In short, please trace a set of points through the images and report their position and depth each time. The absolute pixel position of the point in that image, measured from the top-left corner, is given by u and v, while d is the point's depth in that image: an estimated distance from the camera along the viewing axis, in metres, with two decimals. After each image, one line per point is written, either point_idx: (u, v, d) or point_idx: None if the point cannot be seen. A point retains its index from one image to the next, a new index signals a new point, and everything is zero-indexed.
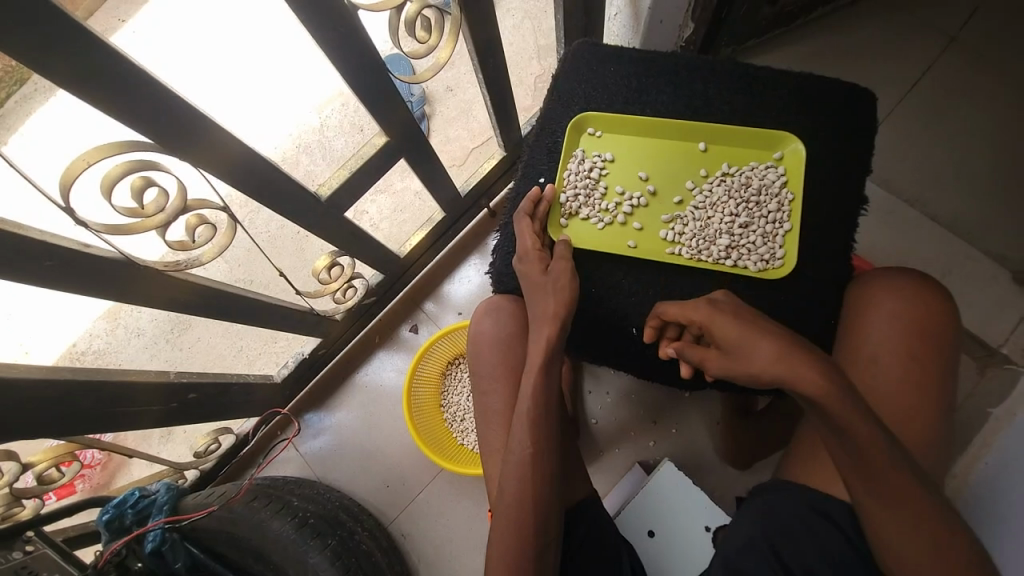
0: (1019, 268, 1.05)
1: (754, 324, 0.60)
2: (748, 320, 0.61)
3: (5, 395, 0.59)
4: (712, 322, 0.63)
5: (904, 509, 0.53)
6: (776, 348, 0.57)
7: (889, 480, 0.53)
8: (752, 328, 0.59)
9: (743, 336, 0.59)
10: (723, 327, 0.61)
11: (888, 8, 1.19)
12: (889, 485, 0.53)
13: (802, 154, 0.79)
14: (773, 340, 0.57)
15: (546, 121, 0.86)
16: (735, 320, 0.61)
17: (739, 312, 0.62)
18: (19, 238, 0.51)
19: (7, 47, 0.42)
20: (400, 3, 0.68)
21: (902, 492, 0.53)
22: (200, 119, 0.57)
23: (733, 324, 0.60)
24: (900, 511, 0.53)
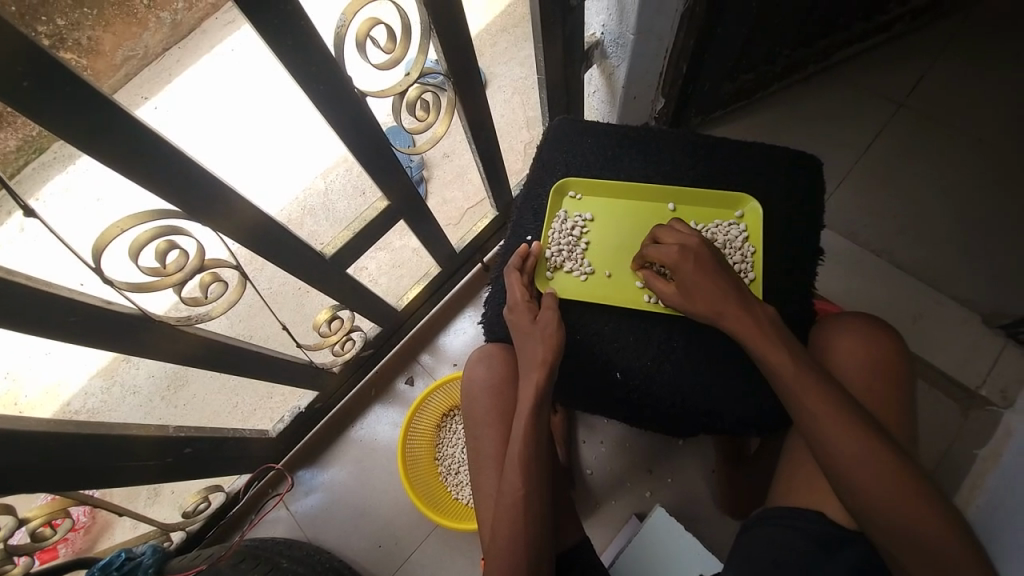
0: (985, 311, 1.11)
1: (712, 275, 0.75)
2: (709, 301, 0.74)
3: (10, 448, 0.61)
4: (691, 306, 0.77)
5: (886, 498, 0.57)
6: (737, 315, 0.71)
7: (865, 477, 0.58)
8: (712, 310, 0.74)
9: (701, 292, 0.74)
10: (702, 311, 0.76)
11: (836, 83, 1.34)
12: (867, 480, 0.58)
13: (760, 212, 0.87)
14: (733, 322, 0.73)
15: (532, 185, 0.94)
16: (704, 271, 0.75)
17: (703, 263, 0.76)
18: (51, 295, 0.55)
19: (61, 131, 0.47)
20: (403, 90, 0.78)
21: (868, 478, 0.58)
22: (221, 189, 0.64)
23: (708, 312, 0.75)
24: (885, 501, 0.57)
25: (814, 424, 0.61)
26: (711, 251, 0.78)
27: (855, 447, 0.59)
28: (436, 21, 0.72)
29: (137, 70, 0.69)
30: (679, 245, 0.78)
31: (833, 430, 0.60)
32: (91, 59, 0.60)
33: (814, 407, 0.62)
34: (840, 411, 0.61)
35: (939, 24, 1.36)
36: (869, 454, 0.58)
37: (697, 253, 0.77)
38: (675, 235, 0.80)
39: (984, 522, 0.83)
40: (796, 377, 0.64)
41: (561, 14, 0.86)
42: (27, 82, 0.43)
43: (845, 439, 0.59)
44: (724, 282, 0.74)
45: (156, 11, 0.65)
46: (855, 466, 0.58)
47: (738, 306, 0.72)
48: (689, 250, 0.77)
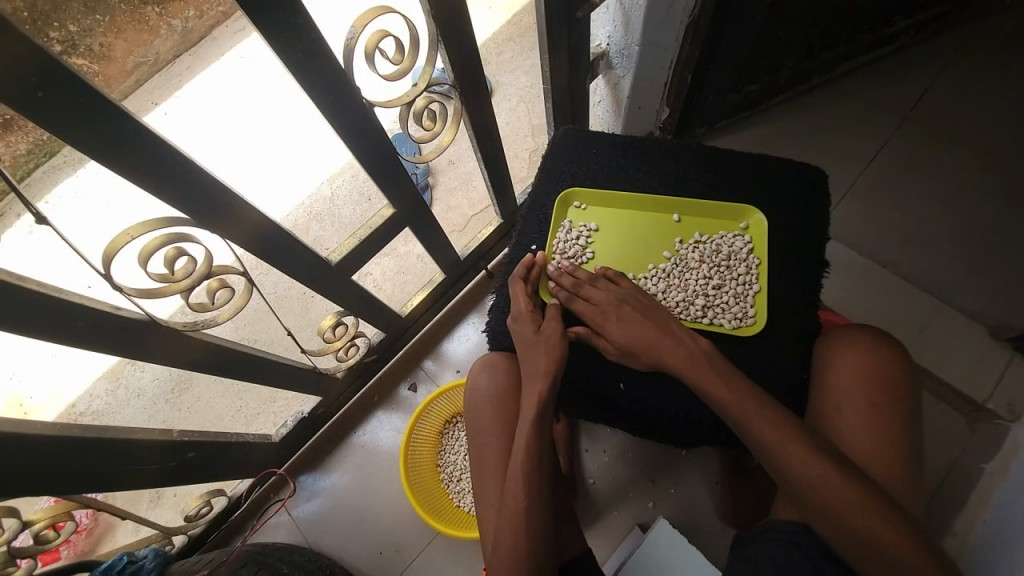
0: (993, 324, 1.11)
1: (646, 324, 0.77)
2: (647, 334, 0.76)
3: (17, 451, 0.61)
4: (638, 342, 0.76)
5: (857, 524, 0.58)
6: (681, 359, 0.72)
7: (832, 504, 0.59)
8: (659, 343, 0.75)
9: (642, 342, 0.76)
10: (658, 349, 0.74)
11: (842, 94, 1.34)
12: (836, 507, 0.59)
13: (765, 224, 0.88)
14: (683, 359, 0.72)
15: (537, 194, 0.94)
16: (636, 326, 0.77)
17: (628, 315, 0.78)
18: (61, 302, 0.56)
19: (71, 139, 0.48)
20: (410, 100, 0.79)
21: (851, 504, 0.58)
22: (230, 197, 0.64)
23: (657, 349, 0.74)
24: (855, 528, 0.58)
25: (774, 456, 0.62)
26: (636, 299, 0.80)
27: (816, 475, 0.60)
28: (444, 33, 0.73)
29: (146, 77, 0.71)
30: (600, 304, 0.80)
31: (790, 460, 0.61)
32: (103, 65, 0.61)
33: (771, 440, 0.63)
34: (796, 442, 0.62)
35: (945, 36, 1.36)
36: (834, 482, 0.59)
37: (624, 306, 0.79)
38: (599, 292, 0.82)
39: (990, 539, 0.82)
40: (752, 410, 0.65)
41: (567, 25, 0.87)
42: (42, 91, 0.44)
43: (807, 470, 0.60)
44: (661, 330, 0.76)
45: (168, 19, 0.68)
46: (834, 493, 0.59)
47: (678, 350, 0.73)
48: (619, 303, 0.79)
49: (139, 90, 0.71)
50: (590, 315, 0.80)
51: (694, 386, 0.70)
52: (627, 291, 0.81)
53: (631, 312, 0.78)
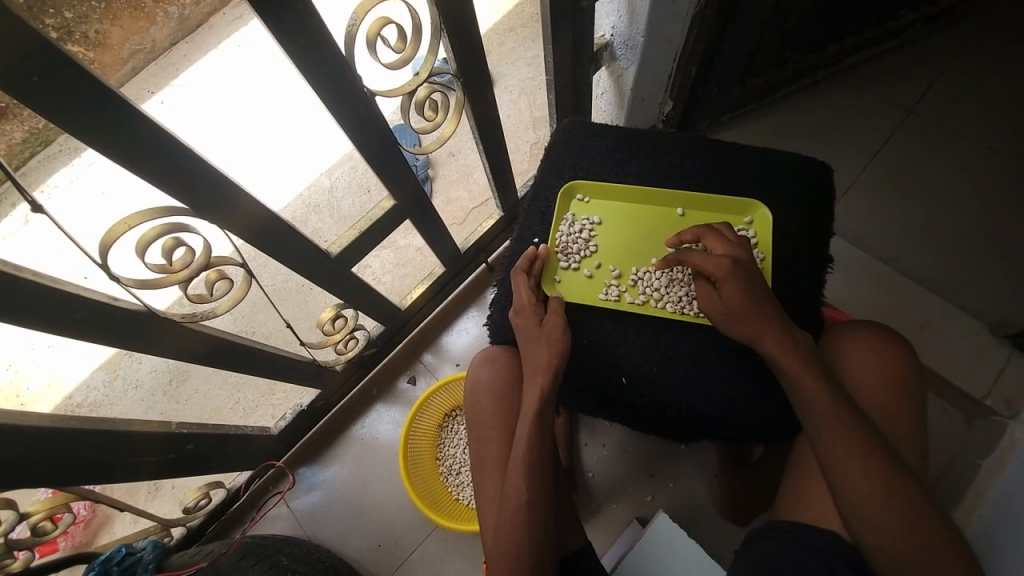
0: (993, 321, 1.11)
1: (758, 293, 0.73)
2: (754, 301, 0.72)
3: (13, 442, 0.60)
4: (750, 309, 0.71)
5: (886, 513, 0.58)
6: (778, 334, 0.69)
7: (866, 492, 0.59)
8: (756, 310, 0.71)
9: (745, 307, 0.72)
10: (763, 323, 0.70)
11: (845, 88, 1.33)
12: (867, 495, 0.59)
13: (770, 219, 0.87)
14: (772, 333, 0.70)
15: (539, 187, 0.93)
16: (751, 291, 0.72)
17: (750, 281, 0.73)
18: (58, 293, 0.55)
19: (72, 129, 0.47)
20: (411, 90, 0.78)
21: (857, 493, 0.59)
22: (230, 189, 0.64)
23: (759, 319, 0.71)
24: (884, 516, 0.58)
25: (825, 436, 0.62)
26: (755, 270, 0.76)
27: (860, 460, 0.60)
28: (446, 21, 0.72)
29: (144, 63, 0.71)
30: (727, 258, 0.75)
31: (840, 443, 0.61)
32: (98, 53, 0.60)
33: (824, 419, 0.63)
34: (847, 424, 0.62)
35: (950, 30, 1.35)
36: (876, 469, 0.59)
37: (746, 269, 0.74)
38: (724, 246, 0.78)
39: (987, 533, 0.82)
40: (812, 388, 0.65)
41: (571, 15, 0.85)
42: (37, 76, 0.43)
43: (851, 454, 0.60)
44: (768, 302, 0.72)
45: (163, 5, 0.70)
46: (856, 480, 0.60)
47: (779, 328, 0.70)
48: (738, 263, 0.74)
49: (136, 77, 0.70)
50: (705, 265, 0.76)
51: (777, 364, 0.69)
52: (750, 258, 0.76)
53: (753, 274, 0.74)
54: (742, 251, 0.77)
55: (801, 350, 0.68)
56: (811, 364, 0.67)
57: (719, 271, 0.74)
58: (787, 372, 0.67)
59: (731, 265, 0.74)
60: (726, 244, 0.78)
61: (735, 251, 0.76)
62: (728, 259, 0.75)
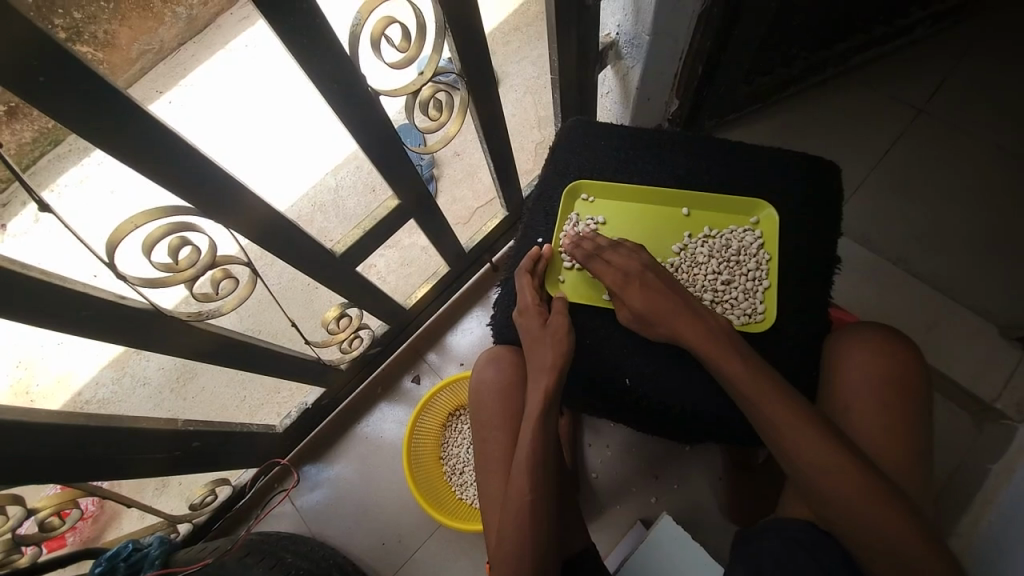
0: (1004, 323, 1.09)
1: (664, 293, 0.76)
2: (667, 311, 0.74)
3: (23, 439, 0.61)
4: (663, 319, 0.74)
5: (859, 511, 0.58)
6: (695, 334, 0.72)
7: (835, 490, 0.59)
8: (678, 320, 0.73)
9: (655, 311, 0.75)
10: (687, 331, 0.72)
11: (854, 86, 1.32)
12: (840, 494, 0.59)
13: (776, 219, 0.86)
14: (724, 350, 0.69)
15: (544, 187, 0.93)
16: (655, 298, 0.75)
17: (650, 283, 0.77)
18: (65, 291, 0.56)
19: (79, 129, 0.48)
20: (416, 89, 0.78)
21: (859, 501, 0.58)
22: (236, 188, 0.64)
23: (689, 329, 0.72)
24: (858, 514, 0.58)
25: (783, 438, 0.62)
26: (659, 270, 0.79)
27: (825, 459, 0.60)
28: (451, 21, 0.72)
29: (151, 65, 0.80)
30: (626, 265, 0.79)
31: (800, 443, 0.61)
32: (107, 53, 0.65)
33: (799, 440, 0.61)
34: (821, 442, 0.61)
35: (962, 27, 1.33)
36: (841, 467, 0.59)
37: (645, 276, 0.77)
38: (625, 255, 0.80)
39: (995, 539, 0.81)
40: (772, 409, 0.63)
41: (576, 14, 0.85)
42: (43, 76, 0.43)
43: (814, 454, 0.60)
44: (682, 305, 0.75)
45: (175, 7, 0.80)
46: (854, 491, 0.59)
47: (696, 326, 0.72)
48: (638, 272, 0.78)
49: (144, 77, 0.80)
50: (607, 277, 0.79)
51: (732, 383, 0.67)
52: (650, 260, 0.79)
53: (653, 281, 0.77)
54: (639, 256, 0.80)
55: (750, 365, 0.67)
56: (754, 364, 0.68)
57: (616, 282, 0.78)
58: (730, 376, 0.67)
59: (633, 276, 0.77)
60: (630, 253, 0.80)
61: (627, 261, 0.79)
62: (626, 270, 0.78)
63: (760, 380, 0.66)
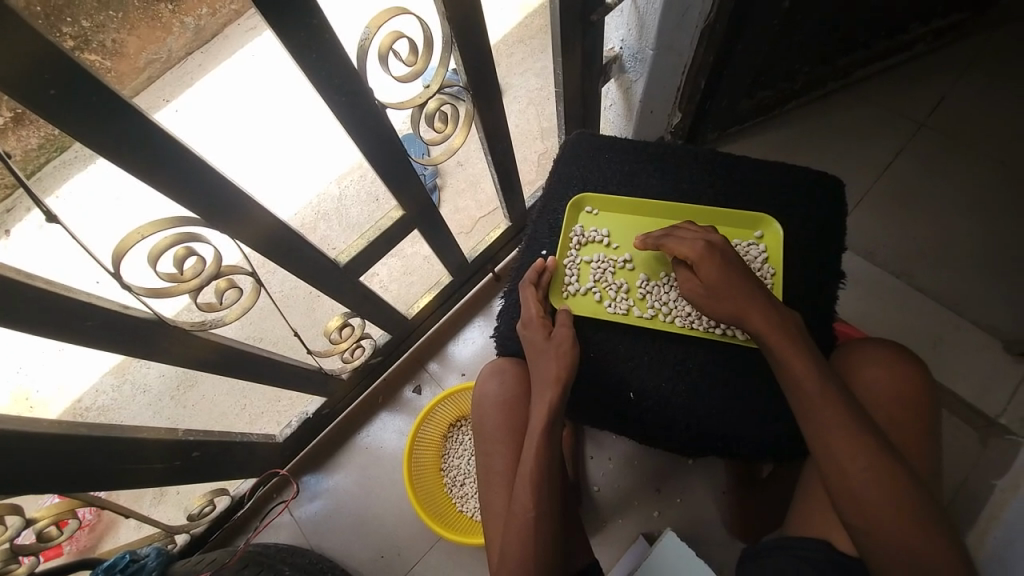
0: (1008, 338, 1.08)
1: (737, 273, 0.74)
2: (744, 294, 0.72)
3: (22, 450, 0.61)
4: (744, 300, 0.72)
5: (882, 513, 0.58)
6: (759, 311, 0.71)
7: (867, 493, 0.58)
8: (751, 305, 0.71)
9: (723, 286, 0.73)
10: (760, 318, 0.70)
11: (855, 100, 1.33)
12: (865, 492, 0.58)
13: (781, 234, 0.86)
14: (791, 353, 0.67)
15: (548, 199, 0.93)
16: (731, 275, 0.73)
17: (726, 261, 0.75)
18: (71, 301, 0.56)
19: (88, 141, 0.48)
20: (422, 102, 0.79)
21: (893, 526, 0.57)
22: (243, 199, 0.64)
23: (762, 319, 0.70)
24: (880, 516, 0.58)
25: (820, 422, 0.63)
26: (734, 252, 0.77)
27: (858, 452, 0.60)
28: (459, 35, 0.73)
29: (158, 74, 0.79)
30: (703, 242, 0.77)
31: (847, 454, 0.60)
32: (116, 60, 0.70)
33: (852, 462, 0.60)
34: (876, 463, 0.59)
35: (961, 42, 1.34)
36: (874, 463, 0.59)
37: (721, 252, 0.76)
38: (698, 232, 0.79)
39: (1001, 557, 0.80)
40: (836, 423, 0.62)
41: (581, 28, 0.86)
42: (54, 90, 0.43)
43: (848, 444, 0.60)
44: (753, 288, 0.73)
45: (180, 17, 0.80)
46: (891, 516, 0.57)
47: (760, 304, 0.71)
48: (712, 246, 0.76)
49: (150, 86, 0.78)
50: (683, 250, 0.77)
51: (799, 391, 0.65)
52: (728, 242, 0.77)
53: (730, 255, 0.76)
54: (715, 233, 0.79)
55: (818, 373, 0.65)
56: (811, 352, 0.67)
57: (694, 255, 0.76)
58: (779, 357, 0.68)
59: (706, 250, 0.75)
60: (699, 231, 0.79)
61: (708, 234, 0.78)
62: (702, 242, 0.76)
63: (809, 364, 0.66)
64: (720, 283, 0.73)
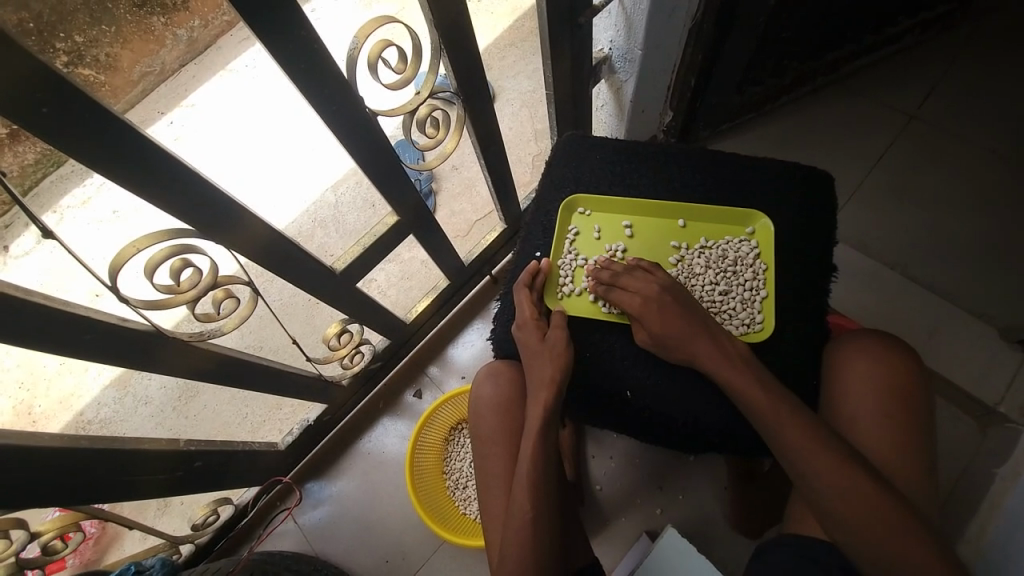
0: (1005, 326, 1.09)
1: (685, 313, 0.78)
2: (688, 328, 0.76)
3: (23, 463, 0.61)
4: (689, 339, 0.75)
5: (862, 518, 0.58)
6: (710, 355, 0.73)
7: (843, 496, 0.59)
8: (691, 337, 0.75)
9: (676, 327, 0.76)
10: (707, 354, 0.74)
11: (846, 94, 1.33)
12: (847, 501, 0.59)
13: (772, 229, 0.87)
14: (746, 383, 0.69)
15: (542, 201, 0.94)
16: (674, 318, 0.77)
17: (676, 303, 0.78)
18: (71, 316, 0.57)
19: (82, 159, 0.49)
20: (413, 108, 0.79)
21: (876, 530, 0.58)
22: (237, 209, 0.64)
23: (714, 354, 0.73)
24: (866, 525, 0.58)
25: (793, 452, 0.63)
26: (680, 291, 0.81)
27: (832, 461, 0.61)
28: (446, 41, 0.73)
29: (152, 86, 0.76)
30: (654, 284, 0.80)
31: (819, 460, 0.61)
32: (108, 75, 0.62)
33: (827, 468, 0.60)
34: (847, 471, 0.60)
35: (950, 34, 1.35)
36: (852, 480, 0.60)
37: (670, 294, 0.79)
38: (645, 276, 0.82)
39: (1001, 545, 0.80)
40: (801, 440, 0.62)
41: (569, 31, 0.87)
42: (46, 108, 0.44)
43: (819, 458, 0.61)
44: (692, 321, 0.77)
45: (173, 29, 0.72)
46: (868, 519, 0.58)
47: (710, 346, 0.74)
48: (661, 290, 0.80)
49: (145, 98, 0.75)
50: (633, 299, 0.80)
51: (759, 418, 0.66)
52: (675, 282, 0.81)
53: (679, 295, 0.80)
54: (661, 275, 0.82)
55: (778, 394, 0.67)
56: (769, 385, 0.68)
57: (643, 302, 0.79)
58: (742, 394, 0.68)
59: (657, 295, 0.79)
60: (647, 274, 0.82)
61: (654, 277, 0.82)
62: (654, 288, 0.80)
63: (760, 388, 0.68)
64: (666, 330, 0.77)
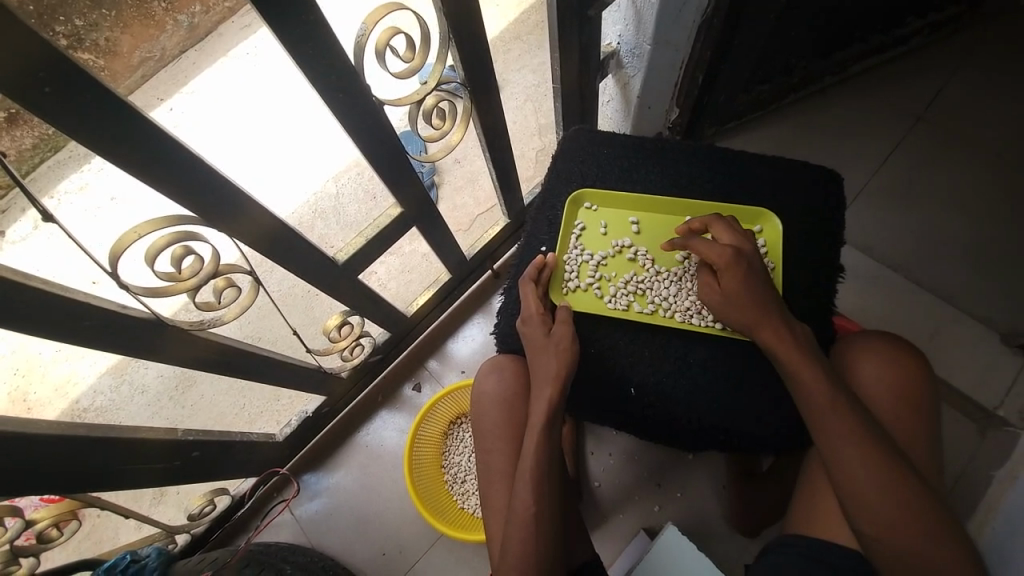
0: (1005, 330, 1.09)
1: (759, 283, 0.74)
2: (758, 296, 0.73)
3: (19, 450, 0.60)
4: (757, 307, 0.72)
5: (888, 515, 0.58)
6: (776, 327, 0.71)
7: (866, 493, 0.59)
8: (759, 305, 0.72)
9: (745, 296, 0.73)
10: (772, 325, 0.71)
11: (852, 95, 1.33)
12: (874, 498, 0.59)
13: (780, 229, 0.86)
14: (806, 360, 0.67)
15: (547, 195, 0.93)
16: (748, 285, 0.73)
17: (753, 271, 0.75)
18: (70, 302, 0.56)
19: (83, 140, 0.47)
20: (420, 98, 0.78)
21: (901, 526, 0.58)
22: (240, 196, 0.63)
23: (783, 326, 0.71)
24: (889, 522, 0.58)
25: (828, 444, 0.62)
26: (759, 260, 0.77)
27: (860, 458, 0.60)
28: (455, 30, 0.72)
29: (151, 72, 0.70)
30: (732, 246, 0.76)
31: (847, 455, 0.61)
32: (108, 60, 0.60)
33: (857, 463, 0.60)
34: (878, 468, 0.59)
35: (958, 36, 1.34)
36: (881, 477, 0.59)
37: (748, 260, 0.75)
38: (731, 235, 0.78)
39: (996, 546, 0.80)
40: (840, 430, 0.62)
41: (578, 23, 0.85)
42: (48, 87, 0.43)
43: (849, 453, 0.61)
44: (766, 289, 0.74)
45: (174, 14, 0.67)
46: (892, 517, 0.58)
47: (779, 318, 0.71)
48: (742, 253, 0.75)
49: (144, 85, 0.69)
50: (714, 253, 0.76)
51: (813, 401, 0.65)
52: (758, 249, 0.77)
53: (757, 263, 0.76)
54: (749, 241, 0.78)
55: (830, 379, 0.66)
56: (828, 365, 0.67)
57: (721, 261, 0.75)
58: (797, 374, 0.67)
59: (734, 256, 0.75)
60: (734, 233, 0.78)
61: (740, 239, 0.77)
62: (732, 249, 0.75)
63: (815, 372, 0.66)
64: (736, 293, 0.74)
